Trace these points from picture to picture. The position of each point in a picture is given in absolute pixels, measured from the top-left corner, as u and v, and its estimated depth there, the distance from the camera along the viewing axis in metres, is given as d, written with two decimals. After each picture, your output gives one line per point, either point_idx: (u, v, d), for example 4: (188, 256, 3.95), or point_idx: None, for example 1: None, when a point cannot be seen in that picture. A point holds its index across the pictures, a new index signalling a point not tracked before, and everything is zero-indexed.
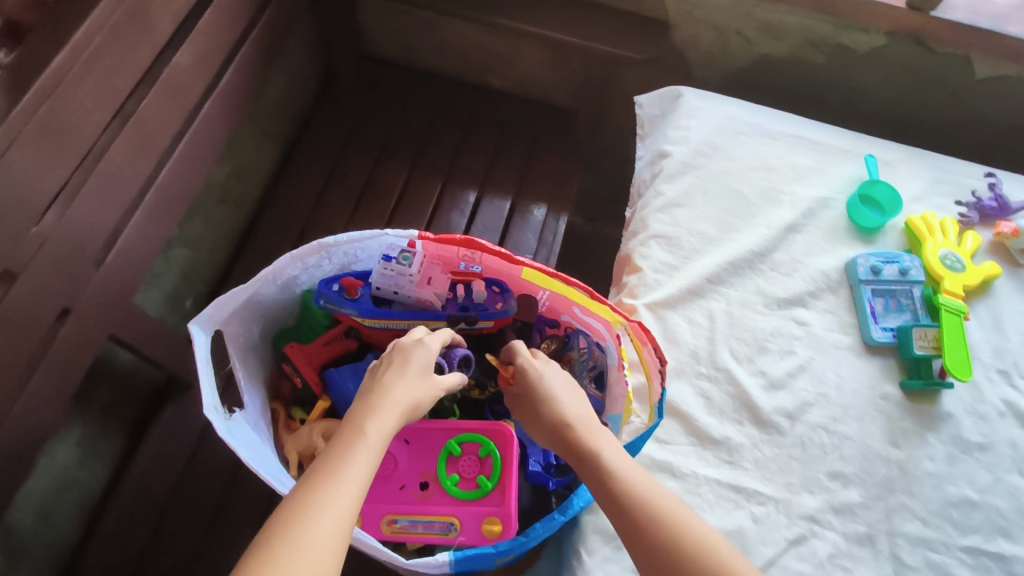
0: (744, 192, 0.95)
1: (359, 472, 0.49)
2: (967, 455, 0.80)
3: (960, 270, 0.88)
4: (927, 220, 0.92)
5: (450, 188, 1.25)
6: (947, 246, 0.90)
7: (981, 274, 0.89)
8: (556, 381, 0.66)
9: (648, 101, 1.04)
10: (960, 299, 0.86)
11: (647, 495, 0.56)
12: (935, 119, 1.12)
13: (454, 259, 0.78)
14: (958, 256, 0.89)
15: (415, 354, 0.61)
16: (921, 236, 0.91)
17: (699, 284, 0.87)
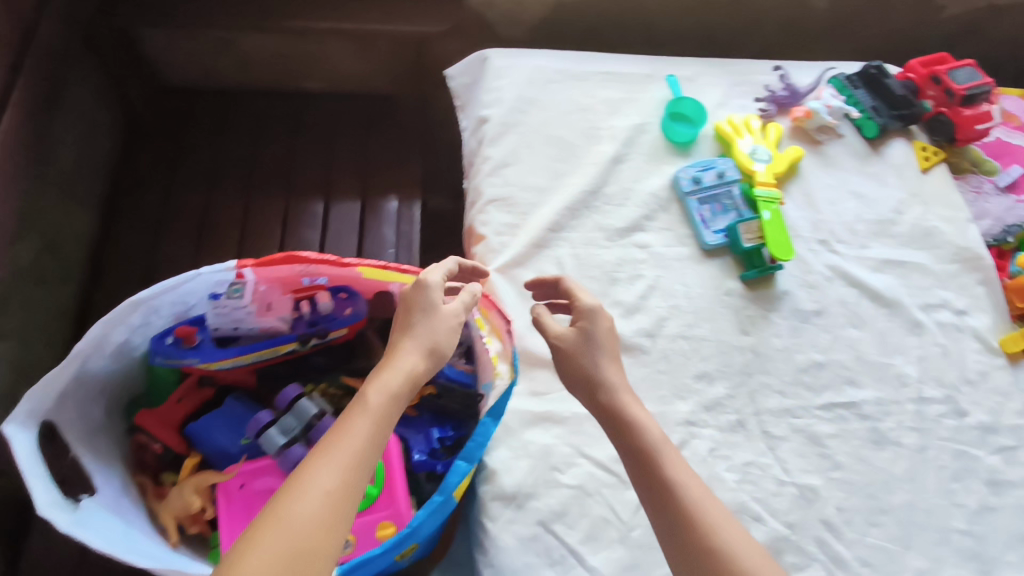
0: (566, 137, 0.97)
1: (358, 441, 0.52)
2: (807, 324, 0.88)
3: (768, 160, 0.96)
4: (732, 123, 0.98)
5: (295, 205, 1.22)
6: (751, 142, 0.97)
7: (787, 159, 0.96)
8: (601, 338, 0.68)
9: (458, 72, 1.04)
10: (773, 186, 0.93)
11: (682, 482, 0.57)
12: (724, 29, 1.19)
13: (290, 277, 0.74)
14: (765, 149, 0.96)
15: (425, 305, 0.64)
16: (730, 139, 0.98)
17: (542, 235, 0.89)
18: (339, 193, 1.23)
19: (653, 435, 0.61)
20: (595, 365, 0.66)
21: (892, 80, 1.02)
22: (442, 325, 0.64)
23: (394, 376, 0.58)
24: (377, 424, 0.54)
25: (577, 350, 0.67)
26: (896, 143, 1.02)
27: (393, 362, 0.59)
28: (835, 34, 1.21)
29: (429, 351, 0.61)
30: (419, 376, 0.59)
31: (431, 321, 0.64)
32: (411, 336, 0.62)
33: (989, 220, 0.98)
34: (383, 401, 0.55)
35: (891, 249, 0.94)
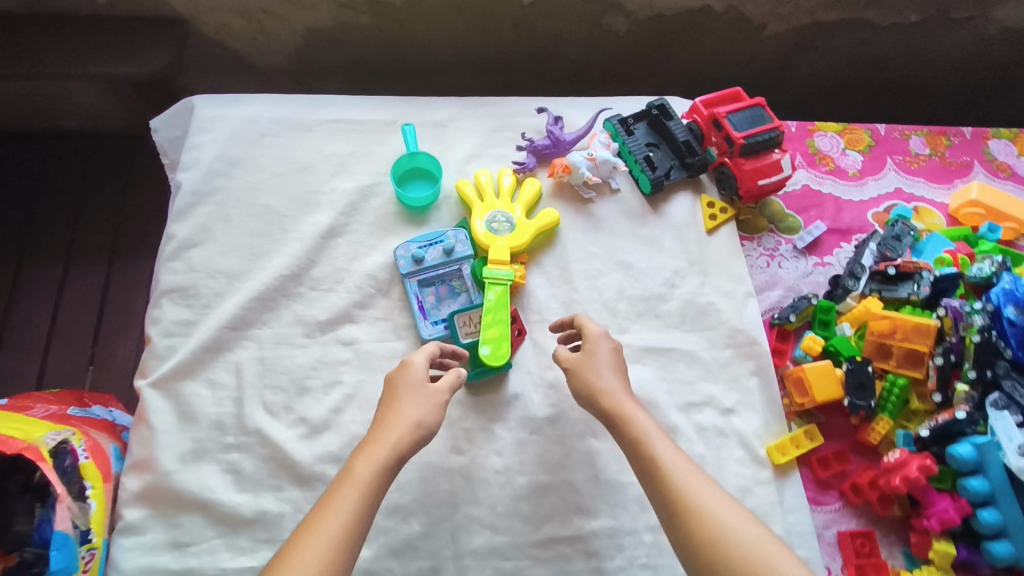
0: (274, 206, 0.81)
1: (344, 517, 0.53)
2: (537, 435, 0.73)
3: (510, 231, 0.80)
4: (476, 184, 0.82)
5: (27, 276, 1.04)
6: (496, 207, 0.81)
7: (533, 229, 0.80)
8: (602, 367, 0.67)
9: (161, 124, 0.86)
10: (506, 266, 0.77)
11: (674, 474, 0.58)
12: (518, 53, 1.01)
13: None
14: (507, 215, 0.80)
15: (411, 379, 0.64)
16: (471, 203, 0.82)
17: (218, 336, 0.73)
18: (81, 260, 1.06)
19: (644, 428, 0.62)
20: (603, 387, 0.66)
21: (674, 124, 0.86)
22: (428, 401, 0.62)
23: (382, 445, 0.58)
24: (365, 495, 0.55)
25: (586, 377, 0.67)
26: (679, 198, 0.87)
27: (387, 431, 0.59)
28: (647, 57, 1.03)
29: (418, 425, 0.60)
30: (405, 452, 0.59)
31: (420, 396, 0.63)
32: (405, 407, 0.61)
33: (778, 290, 0.84)
34: (372, 473, 0.56)
35: (655, 333, 0.80)
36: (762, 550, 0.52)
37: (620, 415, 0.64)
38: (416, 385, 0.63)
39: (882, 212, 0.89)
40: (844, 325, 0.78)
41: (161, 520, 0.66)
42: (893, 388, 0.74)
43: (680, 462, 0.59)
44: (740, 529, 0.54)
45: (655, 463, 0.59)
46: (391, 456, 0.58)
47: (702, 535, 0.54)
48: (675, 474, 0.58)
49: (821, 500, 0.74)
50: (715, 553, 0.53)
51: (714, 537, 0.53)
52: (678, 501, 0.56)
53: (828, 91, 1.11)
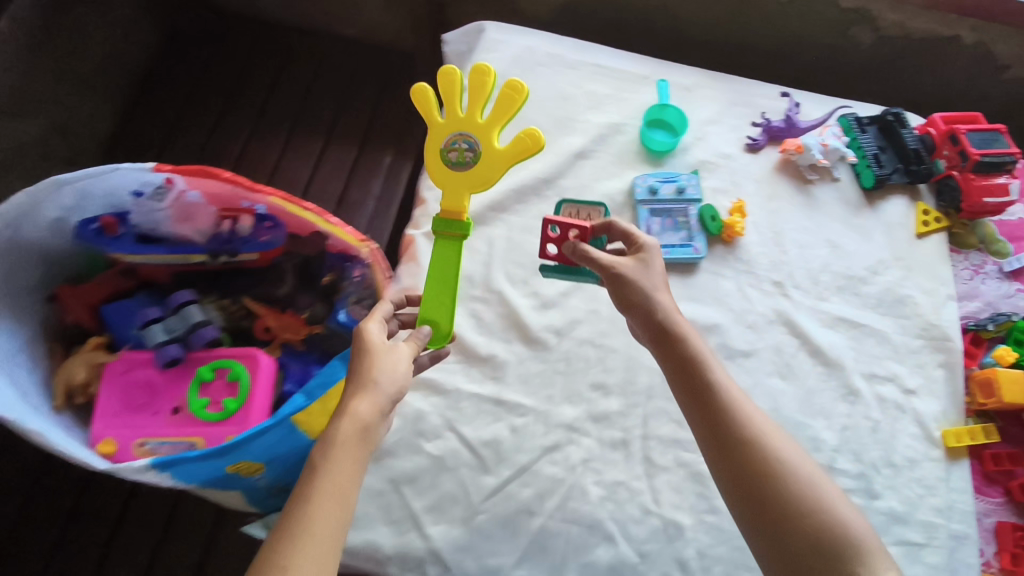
0: (537, 121, 0.94)
1: (330, 498, 0.52)
2: (729, 361, 0.82)
3: (470, 163, 0.70)
4: (446, 89, 0.71)
5: (294, 145, 1.24)
6: (459, 128, 0.71)
7: (498, 167, 0.69)
8: (653, 281, 0.66)
9: (453, 39, 1.01)
10: (456, 218, 0.70)
11: (729, 402, 0.59)
12: (757, 44, 1.11)
13: (223, 196, 0.78)
14: (468, 141, 0.70)
15: (376, 344, 0.60)
16: (434, 109, 0.72)
17: (480, 212, 0.88)
18: (337, 141, 1.26)
19: (704, 350, 0.62)
20: (653, 300, 0.64)
21: (907, 132, 0.93)
22: (395, 371, 0.59)
23: (347, 426, 0.55)
24: (347, 474, 0.53)
25: (636, 283, 0.65)
26: (896, 200, 0.93)
27: (351, 409, 0.56)
28: (876, 74, 1.10)
29: (385, 401, 0.57)
30: (374, 428, 0.56)
31: (387, 365, 0.59)
32: (375, 375, 0.58)
33: (977, 302, 0.88)
34: (343, 457, 0.54)
35: (852, 308, 0.86)
36: (828, 494, 0.55)
37: (674, 334, 0.62)
38: (377, 354, 0.59)
39: None
40: None
41: None
42: None
43: (734, 392, 0.60)
44: (809, 476, 0.55)
45: (711, 389, 0.59)
46: (354, 432, 0.55)
47: (767, 469, 0.55)
48: (734, 403, 0.59)
49: (986, 491, 0.78)
50: (780, 500, 0.54)
51: (776, 469, 0.55)
52: (738, 435, 0.57)
53: None
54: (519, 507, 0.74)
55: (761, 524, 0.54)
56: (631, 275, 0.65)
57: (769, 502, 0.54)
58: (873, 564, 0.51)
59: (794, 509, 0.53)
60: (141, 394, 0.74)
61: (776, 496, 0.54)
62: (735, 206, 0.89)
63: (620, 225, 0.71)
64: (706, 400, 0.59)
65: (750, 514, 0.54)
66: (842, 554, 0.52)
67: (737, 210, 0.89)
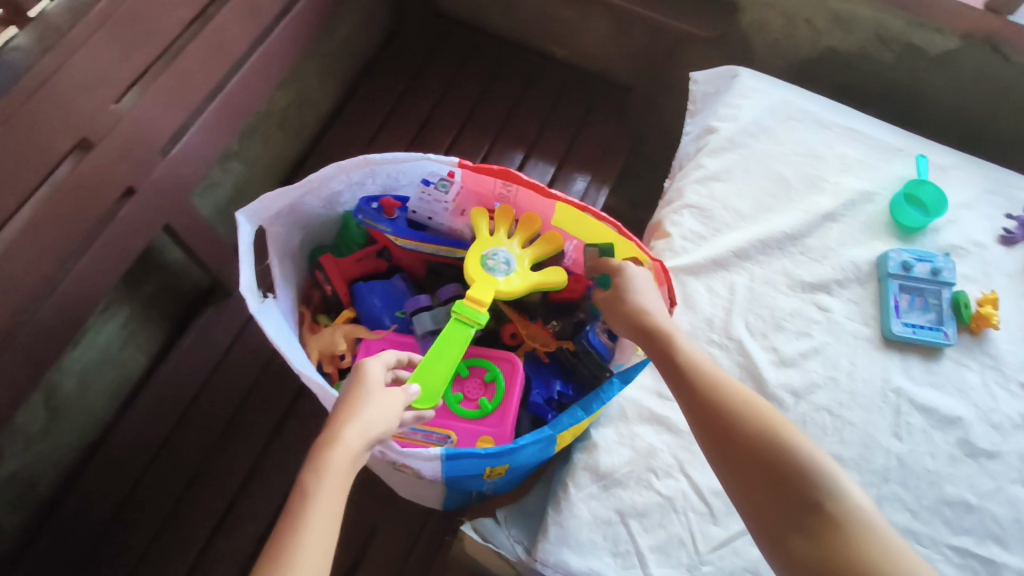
0: (786, 175, 0.95)
1: (321, 522, 0.48)
2: (971, 459, 0.79)
3: (504, 273, 0.76)
4: (502, 214, 0.80)
5: (500, 146, 1.27)
6: (501, 245, 0.78)
7: (524, 285, 0.76)
8: (634, 275, 0.71)
9: (704, 78, 1.05)
10: (482, 308, 0.72)
11: (693, 363, 0.62)
12: (1003, 135, 1.06)
13: (490, 197, 0.82)
14: (507, 256, 0.77)
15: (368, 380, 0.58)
16: (484, 225, 0.79)
17: (725, 256, 0.88)
18: (540, 152, 1.26)
19: (669, 325, 0.67)
20: (627, 297, 0.70)
21: None
22: (385, 410, 0.57)
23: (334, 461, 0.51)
24: (334, 499, 0.50)
25: (609, 296, 0.71)
26: None
27: (337, 447, 0.52)
28: None
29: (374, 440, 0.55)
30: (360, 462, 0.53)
31: (377, 402, 0.57)
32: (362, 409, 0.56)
33: None
34: (332, 486, 0.50)
35: None
36: (820, 458, 0.54)
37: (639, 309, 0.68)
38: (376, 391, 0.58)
39: None
40: None
41: (652, 371, 0.81)
42: None
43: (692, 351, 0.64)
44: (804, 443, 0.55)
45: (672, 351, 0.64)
46: (343, 468, 0.52)
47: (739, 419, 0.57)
48: (694, 361, 0.63)
49: None
50: (775, 464, 0.54)
51: (766, 436, 0.55)
52: (705, 389, 0.60)
53: None
54: (747, 566, 0.71)
55: (735, 471, 0.55)
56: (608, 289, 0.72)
57: (740, 446, 0.56)
58: (839, 495, 0.52)
59: (763, 443, 0.55)
60: None
61: (770, 460, 0.54)
62: (986, 297, 0.86)
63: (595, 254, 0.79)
64: (674, 363, 0.63)
65: (725, 461, 0.56)
66: (809, 482, 0.53)
67: (988, 301, 0.86)
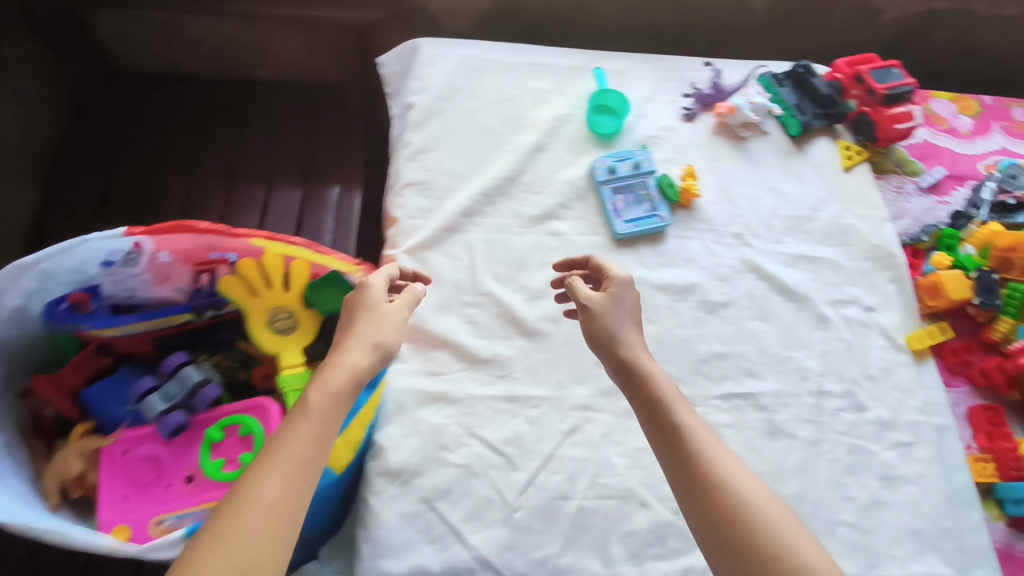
0: (490, 125, 0.98)
1: (313, 429, 0.56)
2: (712, 315, 0.88)
3: (294, 328, 0.77)
4: (247, 273, 0.76)
5: (236, 192, 1.22)
6: (274, 303, 0.77)
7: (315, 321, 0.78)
8: (619, 321, 0.70)
9: (389, 60, 1.05)
10: (301, 369, 0.75)
11: (697, 442, 0.60)
12: (666, 26, 1.19)
13: (197, 250, 0.76)
14: (284, 310, 0.77)
15: (374, 299, 0.69)
16: (241, 296, 0.76)
17: (454, 220, 0.90)
18: (280, 184, 1.25)
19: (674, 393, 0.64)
20: (617, 331, 0.69)
21: (817, 80, 1.03)
22: (385, 324, 0.68)
23: (330, 379, 0.60)
24: (334, 412, 0.58)
25: (603, 313, 0.70)
26: (821, 142, 1.03)
27: (332, 369, 0.61)
28: (779, 35, 1.21)
29: (376, 347, 0.65)
30: (361, 372, 0.62)
31: (373, 319, 0.68)
32: (359, 329, 0.66)
33: (908, 220, 0.98)
34: (325, 401, 0.58)
35: (805, 245, 0.95)
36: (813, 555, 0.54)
37: (639, 372, 0.66)
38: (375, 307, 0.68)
39: (990, 164, 1.05)
40: (968, 247, 0.93)
41: (418, 354, 0.82)
42: (1015, 293, 0.87)
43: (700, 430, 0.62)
44: (797, 542, 0.55)
45: (676, 424, 0.62)
46: (348, 379, 0.60)
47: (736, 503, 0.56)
48: (697, 439, 0.61)
49: (953, 382, 0.87)
50: (768, 557, 0.54)
51: (759, 526, 0.55)
52: (703, 471, 0.58)
53: (927, 76, 1.29)
54: (554, 494, 0.75)
55: (727, 556, 0.55)
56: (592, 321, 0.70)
57: (733, 544, 0.55)
58: None
59: (745, 536, 0.55)
60: (143, 471, 0.70)
61: (762, 548, 0.54)
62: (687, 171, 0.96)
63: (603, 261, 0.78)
64: (677, 442, 0.61)
65: (720, 556, 0.55)
66: None
67: (689, 174, 0.95)
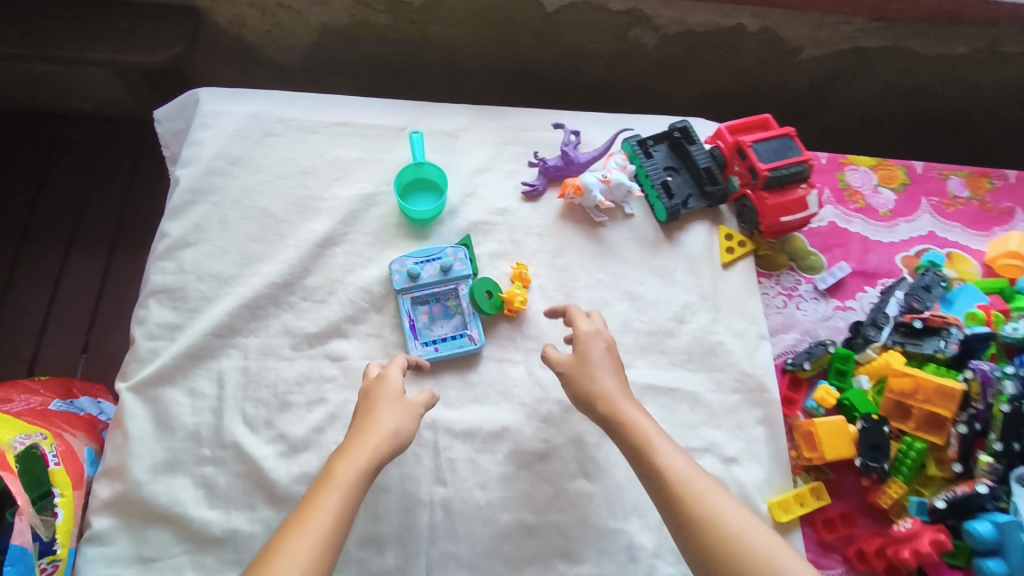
0: (271, 209, 0.78)
1: (333, 511, 0.53)
2: (525, 471, 0.70)
3: None
4: None
5: (27, 260, 1.02)
6: None
7: None
8: (601, 363, 0.65)
9: (164, 115, 0.83)
10: None
11: (720, 516, 0.54)
12: (537, 62, 0.97)
13: None
14: None
15: (389, 383, 0.63)
16: None
17: (202, 343, 0.71)
18: (81, 248, 1.04)
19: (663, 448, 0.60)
20: (593, 381, 0.64)
21: (695, 149, 0.82)
22: (404, 407, 0.62)
23: (363, 452, 0.57)
24: (351, 494, 0.55)
25: (577, 371, 0.65)
26: (696, 228, 0.82)
27: (361, 444, 0.58)
28: (675, 74, 0.99)
29: (397, 432, 0.60)
30: (384, 457, 0.58)
31: (395, 404, 0.62)
32: (381, 415, 0.60)
33: (794, 333, 0.79)
34: (355, 477, 0.55)
35: (659, 371, 0.76)
36: None
37: (620, 423, 0.62)
38: (396, 395, 0.62)
39: (912, 256, 0.84)
40: (862, 377, 0.74)
41: (128, 532, 0.64)
42: (909, 451, 0.69)
43: (680, 470, 0.57)
44: None
45: (659, 472, 0.58)
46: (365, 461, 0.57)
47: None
48: (711, 508, 0.55)
49: (825, 563, 0.69)
50: None
51: None
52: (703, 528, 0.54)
53: (863, 120, 1.07)
54: None
55: None
56: (572, 369, 0.66)
57: None
58: None
59: None
60: None
61: None
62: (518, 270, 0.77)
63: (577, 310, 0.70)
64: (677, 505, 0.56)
65: None
66: None
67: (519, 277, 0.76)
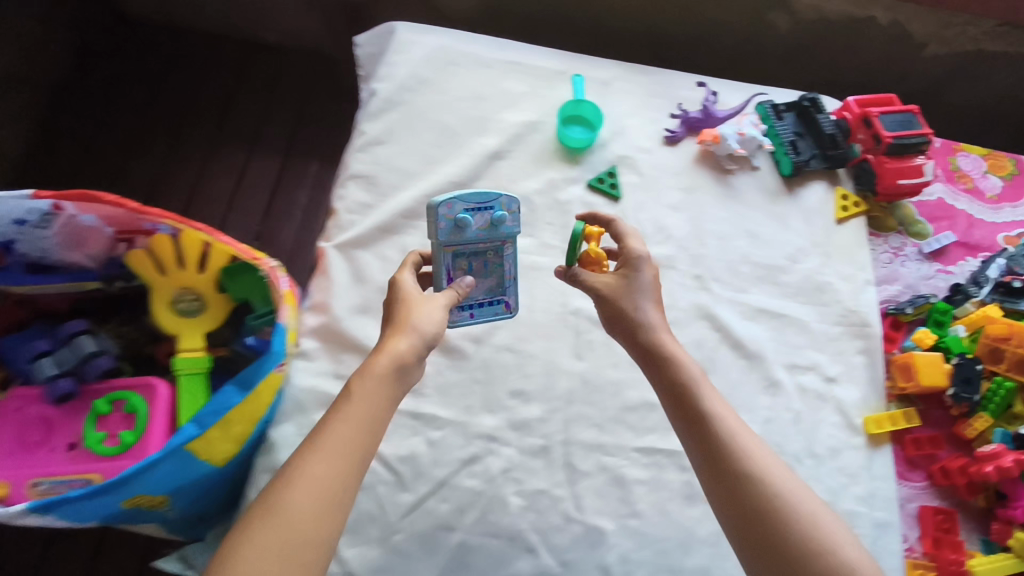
0: (451, 124, 0.93)
1: (345, 428, 0.54)
2: None
3: (197, 310, 0.77)
4: (156, 250, 0.75)
5: (216, 157, 1.19)
6: (182, 283, 0.76)
7: (224, 305, 0.77)
8: (647, 293, 0.67)
9: (364, 40, 0.99)
10: (194, 354, 0.74)
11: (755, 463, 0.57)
12: (676, 34, 1.09)
13: (127, 221, 0.73)
14: (191, 293, 0.77)
15: (410, 294, 0.63)
16: (148, 273, 0.76)
17: (393, 220, 0.86)
18: (262, 152, 1.21)
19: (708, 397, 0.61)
20: (635, 307, 0.66)
21: (823, 117, 0.93)
22: (429, 315, 0.62)
23: (381, 366, 0.57)
24: (370, 406, 0.55)
25: (618, 294, 0.67)
26: (816, 186, 0.93)
27: (386, 348, 0.59)
28: (800, 59, 1.10)
29: (421, 339, 0.60)
30: (406, 365, 0.58)
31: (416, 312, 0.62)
32: (406, 323, 0.61)
33: (897, 286, 0.89)
34: (375, 392, 0.56)
35: (772, 298, 0.86)
36: (850, 554, 0.52)
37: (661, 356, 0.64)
38: (412, 304, 0.63)
39: (1013, 237, 0.92)
40: (959, 327, 0.82)
41: (329, 355, 0.78)
42: (998, 390, 0.77)
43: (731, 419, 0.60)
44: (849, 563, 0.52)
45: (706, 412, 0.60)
46: (389, 372, 0.57)
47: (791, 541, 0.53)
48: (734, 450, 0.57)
49: (909, 476, 0.78)
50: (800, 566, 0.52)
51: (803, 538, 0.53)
52: (736, 470, 0.56)
53: (970, 123, 1.15)
54: (438, 523, 0.71)
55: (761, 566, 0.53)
56: (615, 299, 0.67)
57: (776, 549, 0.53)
58: None
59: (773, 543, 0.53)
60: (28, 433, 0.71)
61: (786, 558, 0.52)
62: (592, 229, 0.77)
63: (625, 226, 0.71)
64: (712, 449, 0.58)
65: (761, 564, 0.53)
66: None
67: (593, 236, 0.77)
